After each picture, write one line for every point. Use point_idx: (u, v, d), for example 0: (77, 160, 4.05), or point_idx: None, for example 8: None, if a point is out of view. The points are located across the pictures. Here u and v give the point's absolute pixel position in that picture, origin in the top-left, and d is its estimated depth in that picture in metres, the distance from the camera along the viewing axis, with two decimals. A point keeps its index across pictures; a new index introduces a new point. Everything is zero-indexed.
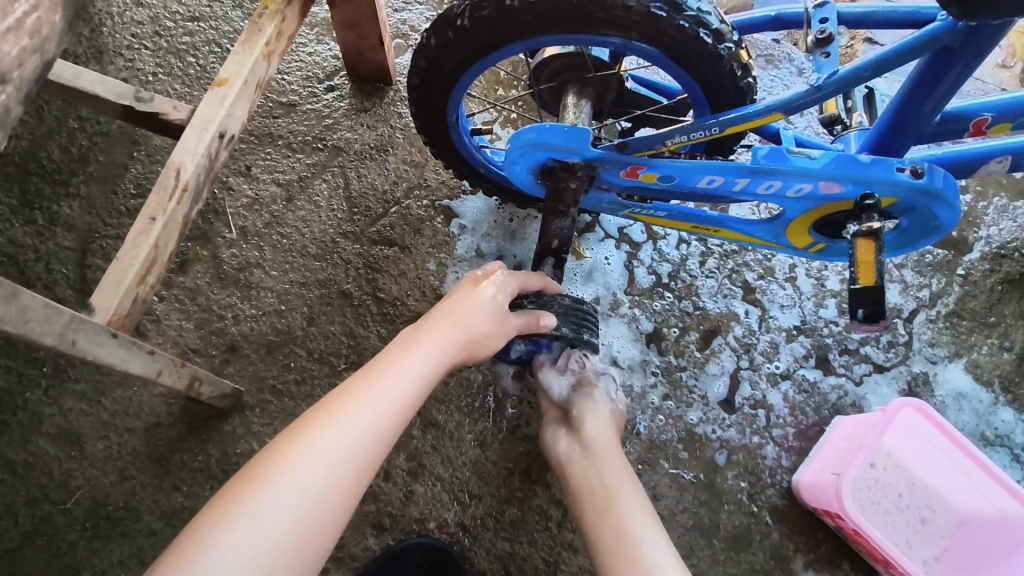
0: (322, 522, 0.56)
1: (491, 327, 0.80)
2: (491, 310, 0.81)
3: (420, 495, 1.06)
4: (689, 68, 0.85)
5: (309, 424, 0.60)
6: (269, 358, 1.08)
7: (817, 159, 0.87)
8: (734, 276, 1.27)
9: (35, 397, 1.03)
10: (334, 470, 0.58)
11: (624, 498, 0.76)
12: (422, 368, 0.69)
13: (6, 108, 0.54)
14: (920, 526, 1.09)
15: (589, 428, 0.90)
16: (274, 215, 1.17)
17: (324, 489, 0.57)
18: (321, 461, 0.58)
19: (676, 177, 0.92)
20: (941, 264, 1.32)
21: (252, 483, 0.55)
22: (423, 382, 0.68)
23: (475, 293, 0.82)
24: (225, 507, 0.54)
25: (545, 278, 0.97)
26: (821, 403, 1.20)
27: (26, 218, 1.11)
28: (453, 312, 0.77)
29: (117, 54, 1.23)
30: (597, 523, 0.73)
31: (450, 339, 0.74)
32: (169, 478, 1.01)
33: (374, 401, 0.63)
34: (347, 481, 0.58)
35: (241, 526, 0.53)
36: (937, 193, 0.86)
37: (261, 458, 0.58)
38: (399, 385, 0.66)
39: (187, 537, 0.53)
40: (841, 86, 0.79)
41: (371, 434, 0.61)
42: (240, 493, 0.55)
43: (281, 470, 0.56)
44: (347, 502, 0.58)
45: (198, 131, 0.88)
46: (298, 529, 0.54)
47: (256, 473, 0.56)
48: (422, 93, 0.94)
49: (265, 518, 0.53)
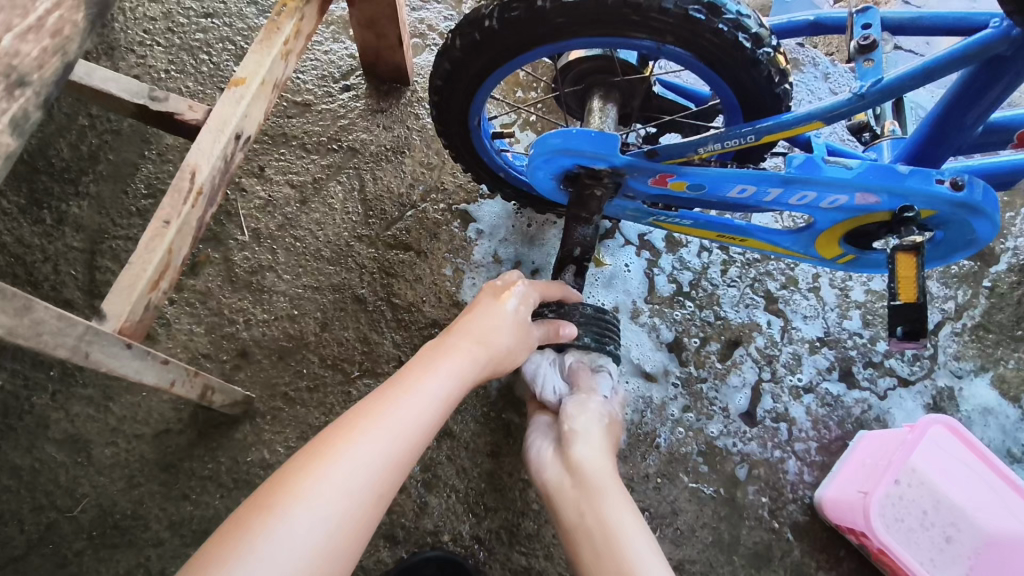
0: (338, 551, 0.55)
1: (509, 345, 0.79)
2: (511, 326, 0.80)
3: (434, 507, 1.03)
4: (725, 73, 0.81)
5: (325, 450, 0.60)
6: (281, 365, 1.06)
7: (854, 169, 0.84)
8: (756, 285, 1.24)
9: (42, 401, 1.00)
10: (350, 498, 0.58)
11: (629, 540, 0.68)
12: (438, 391, 0.69)
13: (22, 112, 0.52)
14: (945, 545, 1.06)
15: (578, 449, 0.79)
16: (288, 218, 1.14)
17: (340, 518, 0.56)
18: (338, 489, 0.57)
19: (706, 185, 0.89)
20: (967, 275, 1.29)
21: (267, 511, 0.55)
22: (440, 405, 0.68)
23: (494, 308, 0.81)
24: (239, 535, 0.53)
25: (566, 287, 0.94)
26: (845, 417, 1.18)
27: (34, 217, 1.09)
28: (471, 331, 0.77)
29: (128, 51, 1.20)
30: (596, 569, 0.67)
31: (468, 360, 0.73)
32: (178, 486, 0.99)
33: (391, 425, 0.63)
34: (363, 510, 0.58)
35: (256, 555, 0.52)
36: (977, 206, 0.84)
37: (276, 482, 0.57)
38: (416, 410, 0.66)
39: (198, 564, 0.52)
40: (884, 95, 0.76)
41: (387, 460, 0.61)
42: (255, 521, 0.54)
43: (296, 498, 0.56)
44: (363, 530, 0.58)
45: (214, 132, 0.85)
46: (313, 560, 0.54)
47: (272, 499, 0.56)
48: (444, 95, 0.91)
49: (280, 548, 0.53)
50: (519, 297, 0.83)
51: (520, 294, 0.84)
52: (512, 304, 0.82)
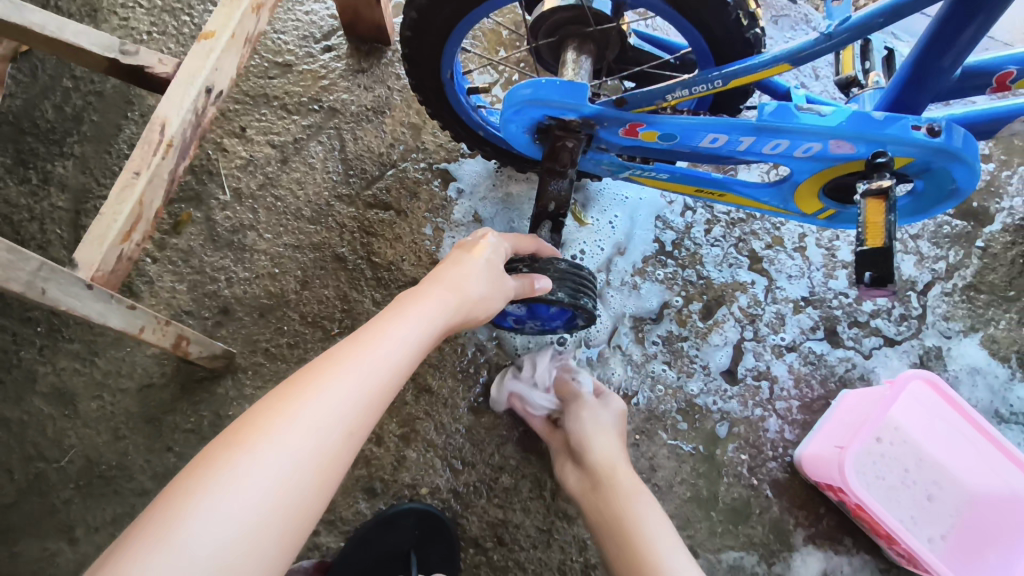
0: (311, 489, 0.54)
1: (486, 293, 0.78)
2: (483, 274, 0.78)
3: (412, 461, 1.05)
4: (693, 17, 0.81)
5: (294, 389, 0.58)
6: (262, 321, 1.07)
7: (828, 116, 0.82)
8: (741, 244, 1.23)
9: (29, 355, 1.03)
10: (322, 435, 0.56)
11: (622, 479, 0.86)
12: (412, 334, 0.67)
13: None
14: (926, 502, 1.05)
15: (596, 444, 0.92)
16: (269, 177, 1.15)
17: (312, 455, 0.55)
18: (308, 427, 0.56)
19: (677, 135, 0.88)
20: (959, 236, 1.26)
21: (234, 447, 0.53)
22: (414, 348, 0.67)
23: (468, 259, 0.79)
24: (204, 470, 0.52)
25: (538, 241, 0.94)
26: (827, 375, 1.17)
27: (20, 177, 1.11)
28: (443, 279, 0.75)
29: (110, 13, 1.21)
30: (614, 529, 0.80)
31: (442, 305, 0.71)
32: (161, 439, 1.01)
33: (365, 364, 0.61)
34: (335, 448, 0.56)
35: (220, 496, 0.50)
36: (956, 153, 0.82)
37: (244, 423, 0.56)
38: (390, 352, 0.64)
39: (160, 504, 0.50)
40: (853, 35, 0.74)
41: (360, 400, 0.59)
42: (218, 459, 0.53)
43: (264, 434, 0.54)
44: (335, 468, 0.56)
45: (184, 85, 0.85)
46: (284, 498, 0.52)
47: (237, 439, 0.54)
48: (414, 47, 0.91)
49: (248, 484, 0.51)
50: (492, 248, 0.81)
51: (492, 246, 0.83)
52: (485, 255, 0.80)
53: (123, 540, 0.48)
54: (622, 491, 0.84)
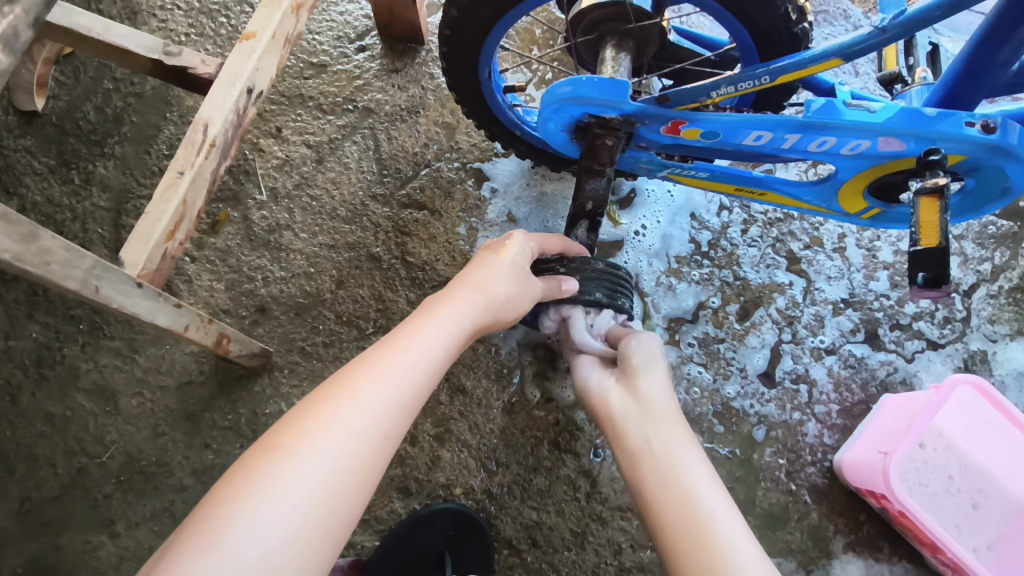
0: (349, 494, 0.54)
1: (514, 294, 0.77)
2: (511, 275, 0.77)
3: (447, 461, 1.04)
4: (738, 11, 0.80)
5: (330, 393, 0.58)
6: (298, 320, 1.08)
7: (877, 112, 0.80)
8: (778, 245, 1.20)
9: (72, 352, 1.05)
10: (357, 439, 0.56)
11: (695, 475, 0.63)
12: (441, 337, 0.67)
13: (14, 34, 0.53)
14: (972, 511, 1.02)
15: (643, 380, 0.73)
16: (304, 176, 1.15)
17: (348, 460, 0.55)
18: (345, 430, 0.56)
19: (720, 133, 0.86)
20: (1006, 236, 1.22)
21: (276, 451, 0.54)
22: (444, 350, 0.66)
23: (495, 260, 0.78)
24: (247, 475, 0.52)
25: (565, 240, 0.92)
26: (868, 380, 1.14)
27: (63, 177, 1.13)
28: (470, 280, 0.74)
29: (150, 15, 1.23)
30: (661, 493, 0.61)
31: (470, 308, 0.71)
32: (200, 436, 1.02)
33: (397, 367, 0.61)
34: (372, 450, 0.56)
35: (263, 501, 0.51)
36: (1011, 150, 0.79)
37: (282, 427, 0.56)
38: (420, 354, 0.64)
39: (208, 506, 0.51)
40: (909, 28, 0.72)
41: (393, 404, 0.59)
42: (259, 463, 0.53)
43: (301, 440, 0.54)
44: (372, 470, 0.56)
45: (226, 85, 0.86)
46: (323, 502, 0.52)
47: (276, 443, 0.54)
48: (453, 46, 0.90)
49: (289, 488, 0.52)
50: (519, 248, 0.80)
51: (519, 246, 0.81)
52: (512, 256, 0.79)
53: (173, 544, 0.49)
54: (665, 455, 0.65)
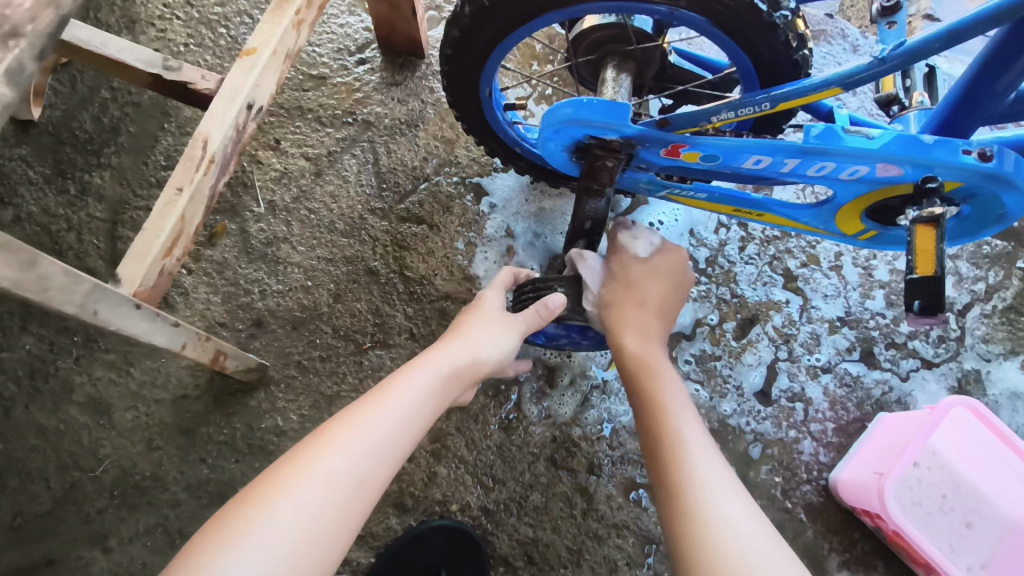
0: (325, 540, 0.53)
1: (495, 340, 0.79)
2: (492, 325, 0.80)
3: (443, 477, 1.04)
4: (740, 38, 0.80)
5: (310, 442, 0.58)
6: (295, 334, 1.08)
7: (875, 139, 0.80)
8: (775, 262, 1.21)
9: (66, 365, 1.04)
10: (337, 484, 0.56)
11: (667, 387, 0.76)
12: (426, 382, 0.68)
13: (19, 65, 0.52)
14: (965, 530, 1.02)
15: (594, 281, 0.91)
16: (303, 189, 1.15)
17: (326, 506, 0.54)
18: (324, 476, 0.55)
19: (720, 156, 0.87)
20: (999, 256, 1.23)
21: (253, 501, 0.53)
22: (429, 393, 0.67)
23: (475, 316, 0.81)
24: (222, 527, 0.52)
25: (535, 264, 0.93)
26: (863, 399, 1.15)
27: (59, 187, 1.12)
28: (452, 336, 0.77)
29: (148, 24, 1.22)
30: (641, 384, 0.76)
31: (454, 355, 0.73)
32: (195, 450, 1.02)
33: (383, 410, 0.62)
34: (349, 495, 0.56)
35: (236, 552, 0.50)
36: (1007, 178, 0.80)
37: (261, 480, 0.56)
38: (404, 399, 0.64)
39: (182, 561, 0.50)
40: (909, 59, 0.73)
41: (372, 451, 0.59)
42: (235, 514, 0.53)
43: (278, 489, 0.54)
44: (350, 516, 0.55)
45: (226, 101, 0.86)
46: (297, 549, 0.51)
47: (253, 494, 0.54)
48: (455, 65, 0.90)
49: (262, 536, 0.51)
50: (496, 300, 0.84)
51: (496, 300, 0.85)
52: (490, 309, 0.82)
53: None
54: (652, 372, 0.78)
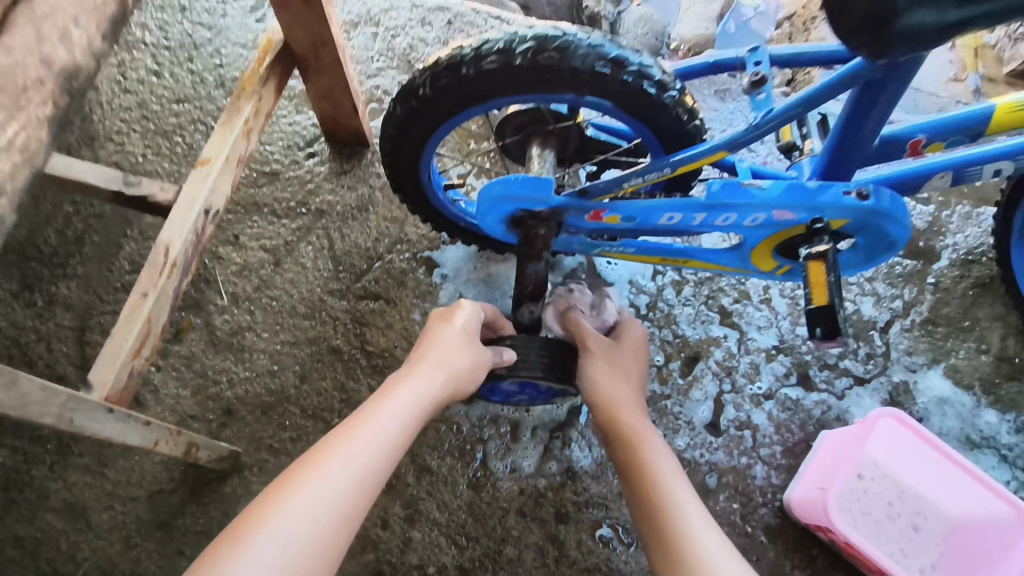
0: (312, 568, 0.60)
1: (465, 364, 0.86)
2: (462, 346, 0.88)
3: (418, 541, 1.08)
4: (639, 115, 0.91)
5: (293, 477, 0.64)
6: (264, 418, 1.12)
7: (768, 188, 0.91)
8: (710, 301, 1.31)
9: (40, 473, 1.06)
10: (321, 518, 0.62)
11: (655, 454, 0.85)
12: (400, 412, 0.74)
13: None
14: (912, 534, 1.09)
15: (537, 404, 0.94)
16: (263, 279, 1.22)
17: (303, 541, 0.60)
18: (307, 513, 0.62)
19: (637, 216, 0.97)
20: (911, 274, 1.35)
21: (239, 539, 0.59)
22: (402, 424, 0.74)
23: (445, 331, 0.89)
24: (212, 562, 0.57)
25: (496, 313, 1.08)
26: (806, 419, 1.23)
27: (26, 301, 1.17)
28: (430, 357, 0.84)
29: (107, 140, 1.30)
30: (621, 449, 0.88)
31: (430, 381, 0.80)
32: (173, 543, 1.04)
33: (363, 443, 0.69)
34: (330, 529, 0.62)
35: None
36: (886, 212, 0.91)
37: (245, 516, 0.61)
38: (381, 431, 0.71)
39: None
40: (777, 123, 0.86)
41: (351, 483, 0.66)
42: (225, 551, 0.58)
43: (264, 526, 0.60)
44: (331, 546, 0.62)
45: (184, 209, 0.93)
46: None
47: (239, 532, 0.60)
48: (393, 156, 1.01)
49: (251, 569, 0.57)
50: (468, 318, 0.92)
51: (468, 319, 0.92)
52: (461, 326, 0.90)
53: None
54: (631, 433, 0.89)
